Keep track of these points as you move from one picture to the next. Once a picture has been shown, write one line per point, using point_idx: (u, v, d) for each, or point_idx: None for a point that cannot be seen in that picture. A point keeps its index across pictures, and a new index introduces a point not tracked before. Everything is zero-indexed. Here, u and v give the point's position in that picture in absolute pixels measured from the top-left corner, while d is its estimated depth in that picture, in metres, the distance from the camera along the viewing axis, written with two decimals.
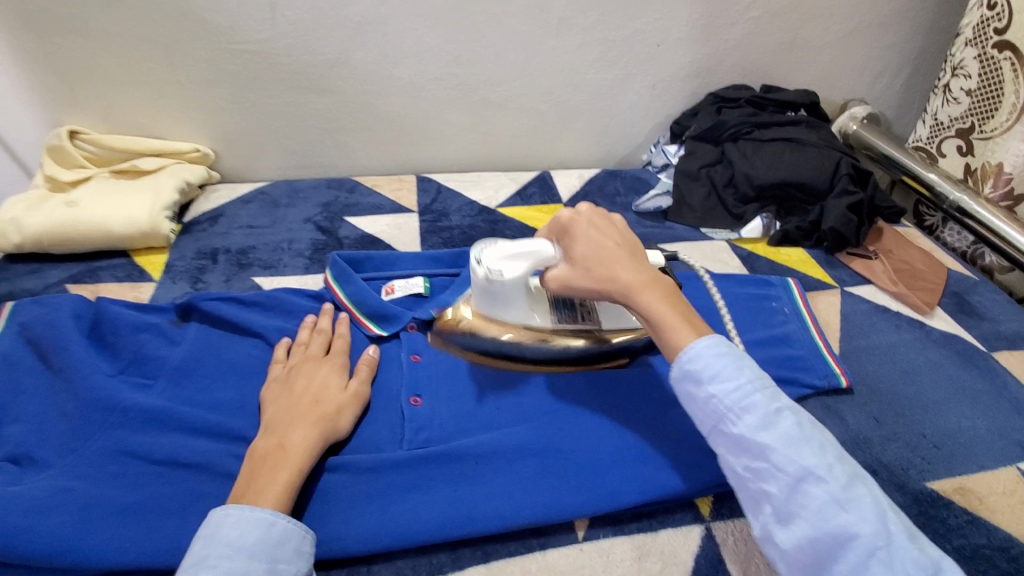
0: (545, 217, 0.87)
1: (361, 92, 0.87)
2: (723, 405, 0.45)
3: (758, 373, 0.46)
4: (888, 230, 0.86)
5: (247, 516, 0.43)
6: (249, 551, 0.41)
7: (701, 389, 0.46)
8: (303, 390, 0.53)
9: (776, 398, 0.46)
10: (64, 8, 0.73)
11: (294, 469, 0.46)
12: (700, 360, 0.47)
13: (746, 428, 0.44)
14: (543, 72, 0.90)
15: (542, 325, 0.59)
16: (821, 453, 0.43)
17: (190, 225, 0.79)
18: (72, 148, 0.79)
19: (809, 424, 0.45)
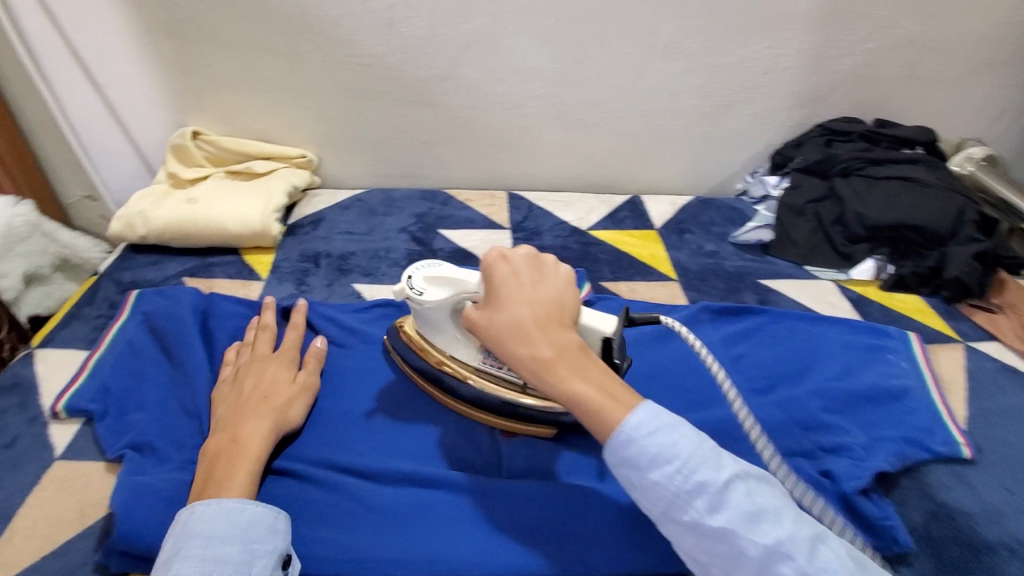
0: (638, 243, 0.82)
1: (462, 108, 0.88)
2: (671, 490, 0.39)
3: (694, 439, 0.40)
4: (1015, 283, 0.77)
5: (219, 507, 0.41)
6: (220, 538, 0.39)
7: (643, 475, 0.39)
8: (252, 386, 0.52)
9: (720, 466, 0.39)
10: (203, 19, 0.79)
11: (251, 460, 0.45)
12: (646, 438, 0.39)
13: (705, 510, 0.38)
14: (645, 96, 0.88)
15: (466, 360, 0.54)
16: (783, 523, 0.38)
17: (294, 228, 0.82)
18: (193, 147, 0.85)
19: (758, 487, 0.40)
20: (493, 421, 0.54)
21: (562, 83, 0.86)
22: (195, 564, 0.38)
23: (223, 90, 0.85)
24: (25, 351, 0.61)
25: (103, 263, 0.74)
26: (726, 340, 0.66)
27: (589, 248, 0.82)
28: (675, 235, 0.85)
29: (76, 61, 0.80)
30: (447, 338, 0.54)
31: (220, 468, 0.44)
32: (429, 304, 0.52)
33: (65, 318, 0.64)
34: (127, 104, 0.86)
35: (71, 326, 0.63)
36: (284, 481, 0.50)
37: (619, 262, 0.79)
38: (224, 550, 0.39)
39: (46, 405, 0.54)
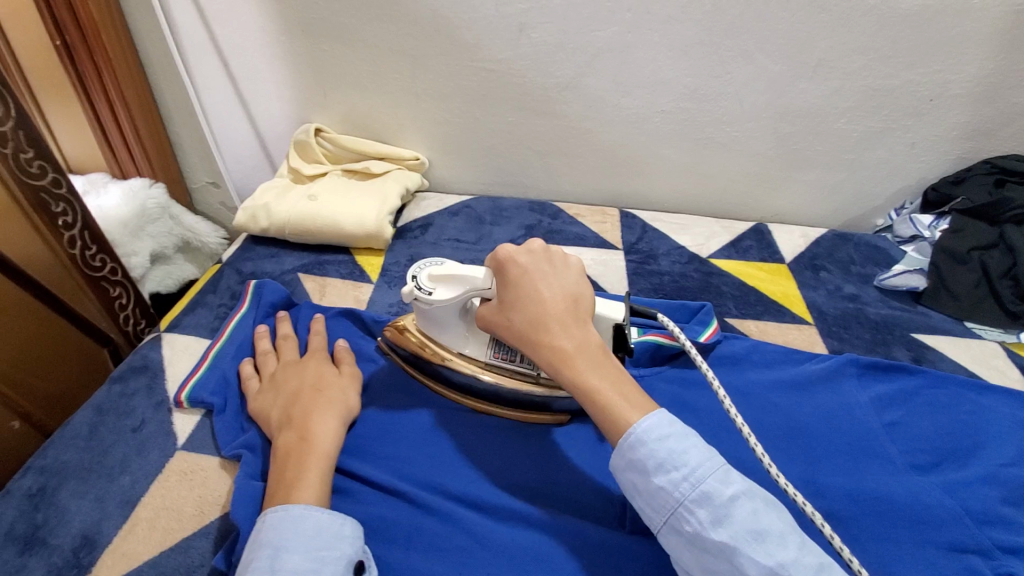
0: (766, 277, 0.76)
1: (582, 119, 0.84)
2: (674, 497, 0.38)
3: (706, 451, 0.39)
4: None
5: (285, 515, 0.39)
6: (286, 548, 0.37)
7: (647, 480, 0.39)
8: (299, 384, 0.51)
9: (729, 481, 0.38)
10: (334, 18, 0.79)
11: (322, 455, 0.44)
12: (655, 443, 0.39)
13: (706, 523, 0.36)
14: (785, 116, 0.80)
15: (474, 356, 0.54)
16: (781, 544, 0.35)
17: (403, 231, 0.81)
18: (314, 144, 0.86)
19: (766, 508, 0.37)
20: (466, 402, 0.55)
21: (695, 98, 0.80)
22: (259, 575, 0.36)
23: (347, 89, 0.86)
24: (154, 333, 0.63)
25: (225, 252, 0.76)
26: (877, 400, 0.58)
27: (710, 278, 0.76)
28: (808, 273, 0.77)
29: (217, 55, 0.84)
30: (449, 338, 0.54)
31: (293, 467, 0.43)
32: (437, 304, 0.52)
33: (190, 304, 0.66)
34: (257, 98, 0.89)
35: (196, 313, 0.65)
36: (392, 501, 0.48)
37: (746, 296, 0.73)
38: (287, 560, 0.36)
39: (172, 392, 0.55)
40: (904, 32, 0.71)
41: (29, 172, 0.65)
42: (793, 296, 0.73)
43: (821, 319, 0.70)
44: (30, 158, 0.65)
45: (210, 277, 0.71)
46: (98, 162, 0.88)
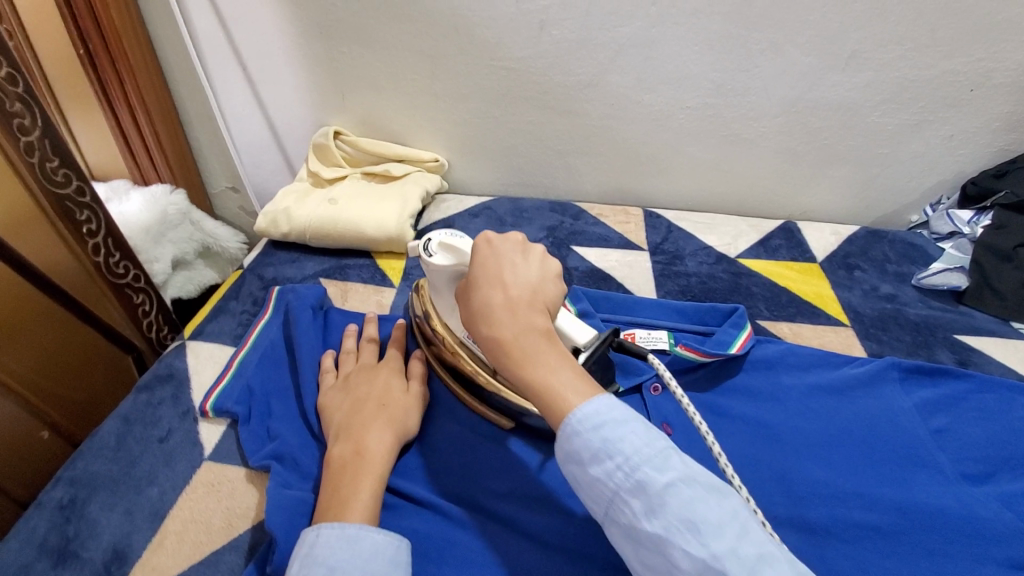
0: (799, 277, 0.73)
1: (604, 117, 0.82)
2: (610, 487, 0.36)
3: (645, 439, 0.36)
4: None
5: (341, 531, 0.39)
6: (342, 570, 0.36)
7: (585, 472, 0.37)
8: (366, 396, 0.50)
9: (665, 467, 0.35)
10: (352, 20, 0.78)
11: (376, 476, 0.44)
12: (591, 431, 0.37)
13: (643, 519, 0.34)
14: (815, 111, 0.78)
15: (453, 330, 0.54)
16: (723, 538, 0.33)
17: (424, 234, 0.80)
18: (333, 147, 0.85)
19: (695, 494, 0.35)
20: (448, 384, 0.55)
21: (722, 93, 0.77)
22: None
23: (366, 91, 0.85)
24: (177, 341, 0.62)
25: (247, 257, 0.75)
26: (922, 407, 0.55)
27: (740, 279, 0.74)
28: (841, 272, 0.75)
29: (236, 60, 0.83)
30: (445, 306, 0.55)
31: (345, 483, 0.43)
32: (434, 269, 0.52)
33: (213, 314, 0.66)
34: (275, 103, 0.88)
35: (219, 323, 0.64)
36: (423, 514, 0.47)
37: (778, 298, 0.71)
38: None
39: (196, 400, 0.54)
40: (943, 20, 0.68)
41: (55, 181, 0.65)
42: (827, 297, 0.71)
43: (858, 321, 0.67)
44: (55, 167, 0.65)
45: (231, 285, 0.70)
46: (120, 169, 0.89)
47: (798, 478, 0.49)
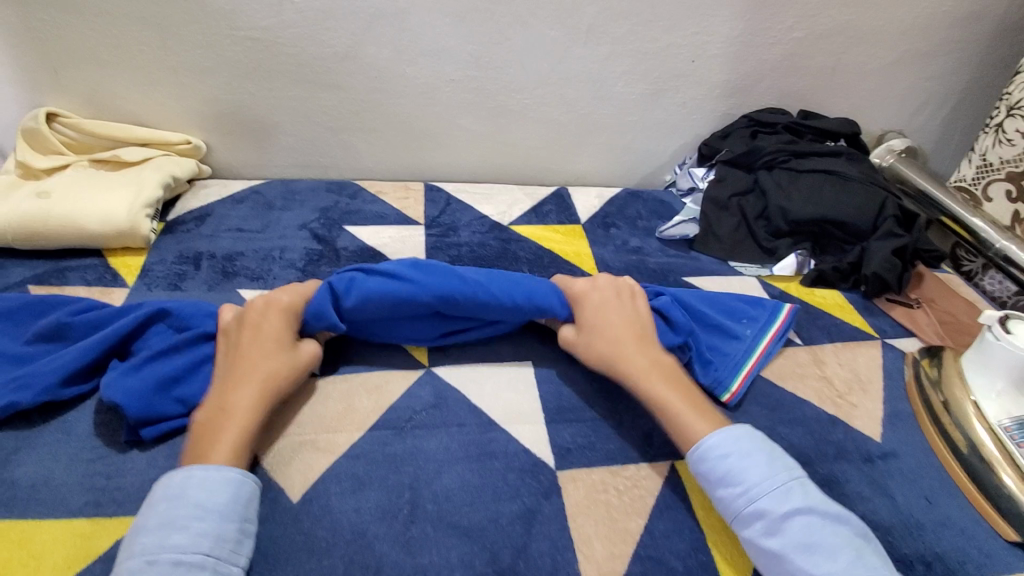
0: (836, 311, 0.77)
1: (673, 31, 0.87)
2: (734, 508, 0.47)
3: (765, 473, 0.47)
4: (931, 278, 0.83)
5: (206, 480, 0.43)
6: (221, 511, 0.43)
7: (714, 489, 0.48)
8: (253, 347, 0.52)
9: (784, 498, 0.45)
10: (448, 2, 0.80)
11: (240, 427, 0.47)
12: (718, 459, 0.48)
13: (778, 544, 0.44)
14: (805, 160, 0.88)
15: (985, 413, 0.60)
16: (837, 561, 0.43)
17: (497, 225, 0.87)
18: (320, 66, 0.83)
19: (828, 526, 0.45)
20: (950, 461, 0.59)
21: (748, 34, 0.90)
22: (193, 535, 0.41)
23: (488, 113, 0.92)
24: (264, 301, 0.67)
25: (322, 231, 0.80)
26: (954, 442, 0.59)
27: (782, 299, 0.78)
28: (868, 304, 0.79)
29: (336, 49, 0.81)
30: (985, 376, 0.61)
31: (208, 435, 0.47)
32: (1010, 344, 0.58)
33: (304, 257, 0.75)
34: (383, 94, 0.87)
35: (326, 263, 0.75)
36: (452, 467, 0.52)
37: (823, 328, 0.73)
38: (211, 527, 0.41)
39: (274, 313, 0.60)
40: None
41: None
42: (851, 309, 0.78)
43: (888, 349, 0.72)
44: None
45: (327, 232, 0.80)
46: (198, 136, 0.87)
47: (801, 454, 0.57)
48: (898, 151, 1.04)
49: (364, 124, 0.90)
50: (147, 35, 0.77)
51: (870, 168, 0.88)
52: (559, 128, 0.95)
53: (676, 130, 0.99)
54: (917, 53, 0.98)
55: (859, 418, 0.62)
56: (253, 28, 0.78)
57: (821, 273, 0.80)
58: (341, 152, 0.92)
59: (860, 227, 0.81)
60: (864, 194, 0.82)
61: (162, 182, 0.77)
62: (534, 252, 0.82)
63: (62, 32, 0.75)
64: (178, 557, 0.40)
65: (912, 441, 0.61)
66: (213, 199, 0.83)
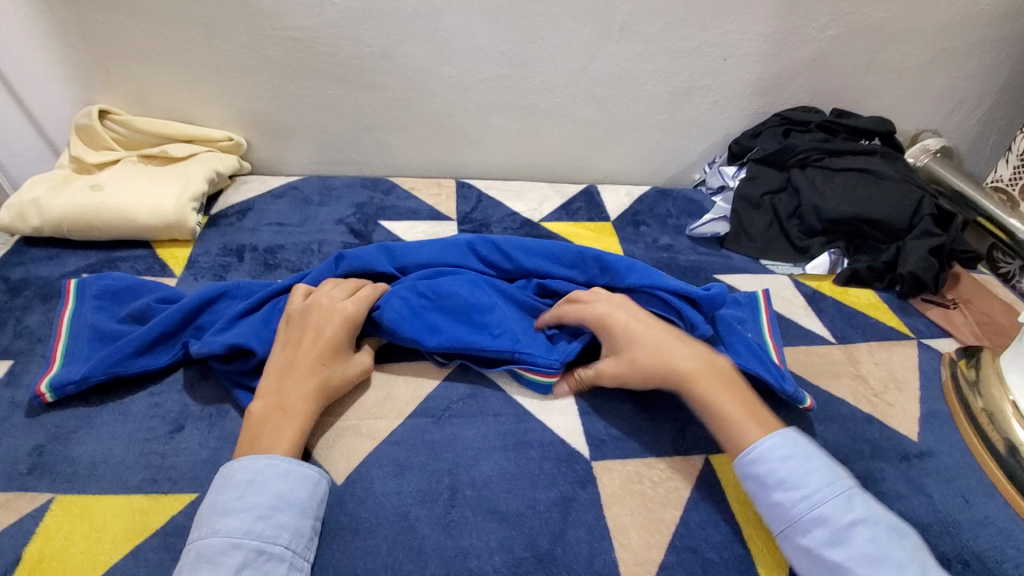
0: (870, 310, 0.76)
1: (705, 30, 0.87)
2: (792, 513, 0.45)
3: (830, 481, 0.45)
4: (967, 278, 0.82)
5: (285, 470, 0.45)
6: (299, 505, 0.45)
7: (767, 493, 0.46)
8: (306, 352, 0.52)
9: (849, 507, 0.44)
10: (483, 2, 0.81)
11: (297, 427, 0.48)
12: (777, 462, 0.47)
13: (841, 554, 0.42)
14: (838, 159, 0.87)
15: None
16: None
17: (527, 222, 0.88)
18: (357, 65, 0.85)
19: (893, 539, 0.42)
20: (988, 461, 0.58)
21: (781, 33, 0.90)
22: (274, 526, 0.42)
23: (519, 112, 0.93)
24: None
25: (358, 226, 0.82)
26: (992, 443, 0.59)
27: (815, 298, 0.78)
28: (902, 303, 0.78)
29: (374, 49, 0.84)
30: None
31: (270, 430, 0.48)
32: None
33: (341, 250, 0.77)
34: (418, 93, 0.89)
35: None
36: (489, 454, 0.53)
37: (856, 327, 0.73)
38: (283, 516, 0.43)
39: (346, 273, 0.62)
40: None
41: None
42: (886, 309, 0.77)
43: (923, 348, 0.71)
44: None
45: (362, 227, 0.82)
46: (239, 133, 0.89)
47: (835, 451, 0.57)
48: (933, 150, 1.02)
49: (400, 122, 0.92)
50: (194, 35, 0.80)
51: (905, 167, 0.87)
52: (588, 127, 0.96)
53: (707, 128, 0.99)
54: (954, 51, 0.96)
55: (894, 417, 0.62)
56: (295, 28, 0.80)
57: (854, 272, 0.80)
58: (375, 150, 0.94)
59: (895, 226, 0.80)
60: (900, 193, 0.81)
61: (206, 178, 0.80)
62: None
63: (116, 33, 0.79)
64: (261, 546, 0.41)
65: (949, 441, 0.60)
66: (253, 195, 0.86)
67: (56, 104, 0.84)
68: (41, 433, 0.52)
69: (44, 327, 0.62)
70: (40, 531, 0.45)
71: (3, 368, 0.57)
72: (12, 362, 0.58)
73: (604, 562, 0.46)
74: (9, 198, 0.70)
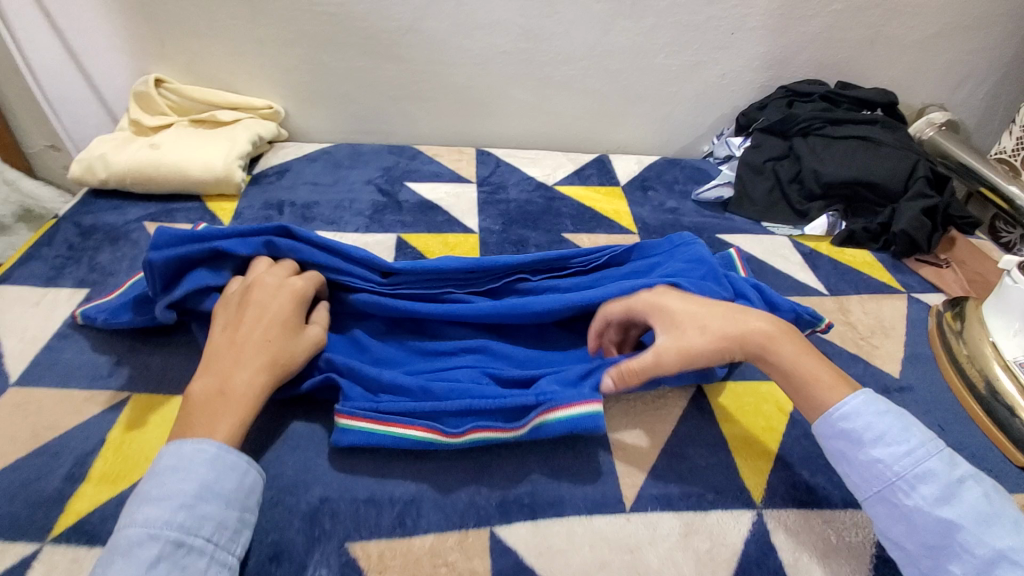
0: (864, 267, 0.81)
1: (713, 4, 0.92)
2: (892, 471, 0.44)
3: (930, 438, 0.45)
4: (962, 241, 0.86)
5: (213, 455, 0.43)
6: (225, 497, 0.43)
7: (861, 453, 0.46)
8: (256, 331, 0.50)
9: (953, 466, 0.44)
10: None
11: (239, 413, 0.46)
12: (868, 421, 0.46)
13: (949, 512, 0.42)
14: (839, 127, 0.91)
15: (1003, 352, 0.63)
16: (1020, 532, 0.41)
17: (542, 185, 0.94)
18: (385, 39, 0.92)
19: (997, 499, 0.43)
20: (966, 397, 0.63)
21: (787, 9, 0.94)
22: (196, 516, 0.41)
23: (535, 84, 0.99)
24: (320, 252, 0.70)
25: (386, 186, 0.89)
26: (970, 380, 0.63)
27: (812, 256, 0.83)
28: (897, 262, 0.82)
29: (400, 23, 0.90)
30: (1004, 320, 0.65)
31: (204, 418, 0.45)
32: None
33: (371, 207, 0.85)
34: (440, 65, 0.95)
35: (391, 213, 0.84)
36: None
37: (850, 282, 0.78)
38: (205, 508, 0.41)
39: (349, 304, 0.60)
40: None
41: None
42: (880, 267, 0.81)
43: (914, 301, 0.76)
44: None
45: (390, 187, 0.89)
46: (277, 103, 0.97)
47: None
48: (938, 123, 1.06)
49: (423, 94, 0.98)
50: (239, 10, 0.87)
51: (905, 135, 0.91)
52: (600, 99, 1.02)
53: (715, 101, 1.04)
54: (959, 25, 0.99)
55: (879, 357, 0.67)
56: (330, 3, 0.88)
57: (851, 233, 0.84)
58: (401, 120, 1.01)
59: (891, 190, 0.84)
60: (898, 159, 0.85)
61: (249, 140, 0.87)
62: (576, 209, 0.89)
63: (169, 8, 0.87)
64: (181, 538, 0.39)
65: (928, 379, 0.65)
66: (290, 158, 0.94)
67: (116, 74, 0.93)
68: (117, 346, 0.60)
69: (113, 263, 0.70)
70: (121, 420, 0.53)
71: (80, 296, 0.65)
72: (87, 290, 0.66)
73: (602, 461, 0.52)
74: (80, 152, 0.78)
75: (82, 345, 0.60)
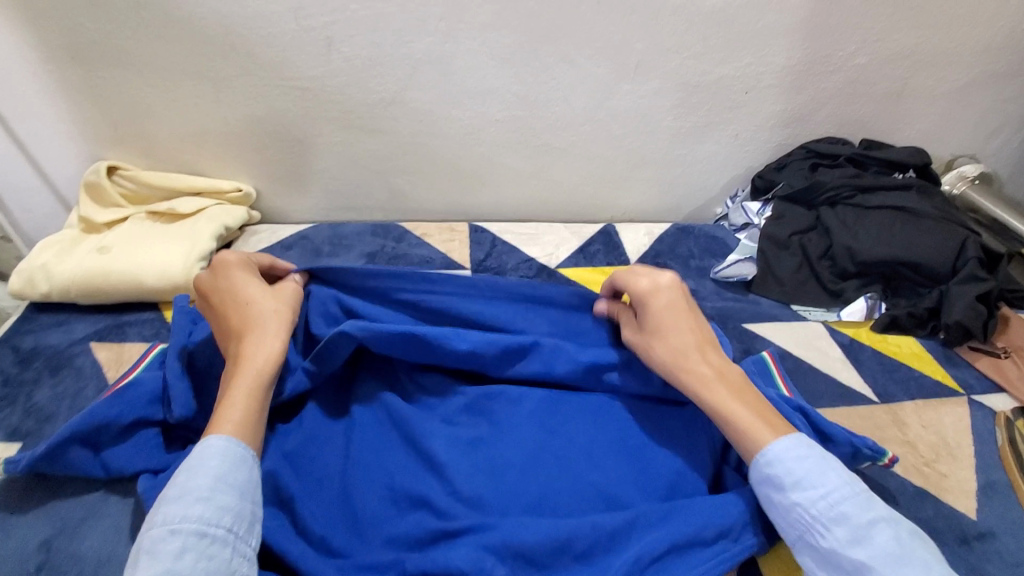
0: (914, 363, 0.71)
1: (725, 64, 0.84)
2: (808, 514, 0.42)
3: (848, 478, 0.43)
4: (1018, 321, 0.75)
5: (221, 450, 0.42)
6: (242, 488, 0.41)
7: (782, 497, 0.43)
8: (265, 316, 0.52)
9: (869, 507, 0.41)
10: (490, 44, 0.78)
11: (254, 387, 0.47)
12: (790, 464, 0.44)
13: (863, 555, 0.39)
14: (870, 195, 0.83)
15: None
16: (935, 574, 0.38)
17: (544, 267, 0.85)
18: (366, 112, 0.83)
19: (921, 542, 0.40)
20: None
21: (805, 65, 0.86)
22: (214, 507, 0.39)
23: (532, 152, 0.90)
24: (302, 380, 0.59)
25: None
26: None
27: (853, 348, 0.73)
28: (950, 356, 0.73)
29: (381, 96, 0.81)
30: None
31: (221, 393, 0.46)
32: None
33: None
34: (428, 137, 0.86)
35: None
36: None
37: (900, 382, 0.68)
38: (222, 498, 0.40)
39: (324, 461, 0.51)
40: None
41: None
42: (931, 359, 0.72)
43: (976, 406, 0.66)
44: None
45: None
46: (248, 183, 0.88)
47: None
48: (971, 177, 0.99)
49: (409, 167, 0.89)
50: (200, 88, 0.78)
51: (944, 202, 0.82)
52: (604, 165, 0.93)
53: (729, 162, 0.95)
54: (991, 74, 0.91)
55: (950, 490, 0.57)
56: (302, 77, 0.78)
57: (894, 319, 0.75)
58: (386, 194, 0.92)
59: (936, 270, 0.75)
60: (941, 234, 0.76)
61: (215, 233, 0.78)
62: None
63: (121, 90, 0.78)
64: (203, 529, 0.38)
65: (1014, 518, 0.55)
66: (262, 247, 0.84)
67: (67, 160, 0.83)
68: (46, 526, 0.50)
69: (51, 403, 0.60)
70: None
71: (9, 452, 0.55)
72: (18, 445, 0.56)
73: None
74: (19, 264, 0.69)
75: (6, 527, 0.50)
